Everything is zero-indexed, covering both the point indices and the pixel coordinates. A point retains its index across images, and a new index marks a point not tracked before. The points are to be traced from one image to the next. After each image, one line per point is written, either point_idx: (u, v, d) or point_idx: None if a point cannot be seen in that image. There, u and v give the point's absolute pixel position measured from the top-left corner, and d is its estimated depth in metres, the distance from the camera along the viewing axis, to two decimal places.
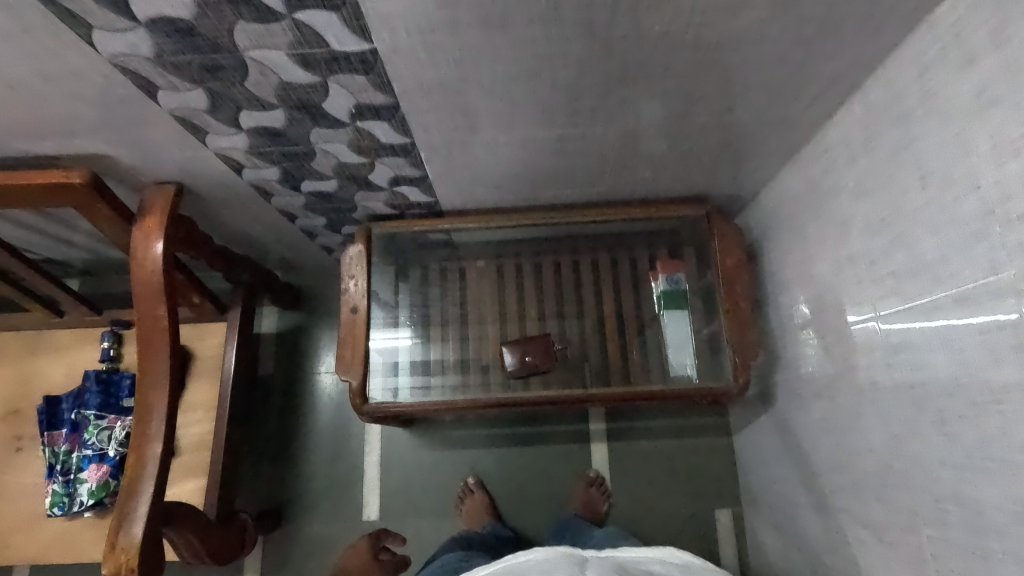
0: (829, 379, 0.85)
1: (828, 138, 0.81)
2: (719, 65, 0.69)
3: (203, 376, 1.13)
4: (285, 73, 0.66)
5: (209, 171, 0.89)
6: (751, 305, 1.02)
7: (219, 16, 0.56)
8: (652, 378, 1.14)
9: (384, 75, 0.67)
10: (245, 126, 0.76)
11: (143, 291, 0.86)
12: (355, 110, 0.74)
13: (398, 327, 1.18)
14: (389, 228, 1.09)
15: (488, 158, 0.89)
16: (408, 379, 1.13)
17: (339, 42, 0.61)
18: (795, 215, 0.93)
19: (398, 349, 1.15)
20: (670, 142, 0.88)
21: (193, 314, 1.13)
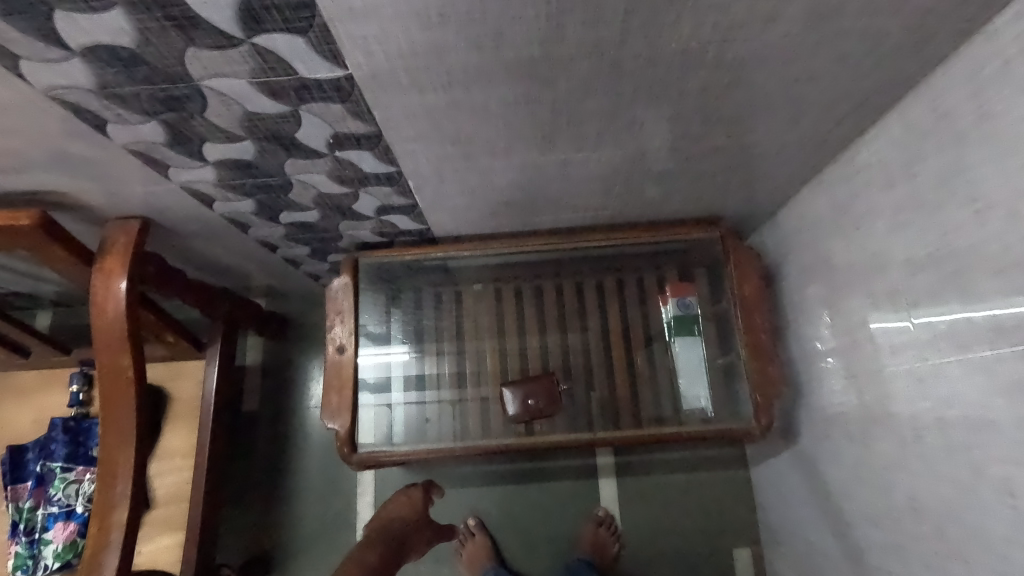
0: (863, 424, 0.77)
1: (858, 159, 0.74)
2: (741, 84, 0.61)
3: (181, 420, 1.06)
4: (250, 103, 0.58)
5: (177, 205, 0.81)
6: (772, 336, 0.95)
7: (166, 42, 0.48)
8: (664, 412, 1.06)
9: (364, 103, 0.59)
10: (211, 159, 0.68)
11: (105, 339, 0.79)
12: (333, 140, 0.66)
13: (390, 343, 1.10)
14: (377, 257, 1.01)
15: (484, 185, 0.81)
16: (401, 395, 1.08)
17: (308, 68, 0.53)
18: (820, 239, 0.85)
19: (391, 364, 1.08)
20: (682, 164, 0.80)
21: (168, 353, 1.05)
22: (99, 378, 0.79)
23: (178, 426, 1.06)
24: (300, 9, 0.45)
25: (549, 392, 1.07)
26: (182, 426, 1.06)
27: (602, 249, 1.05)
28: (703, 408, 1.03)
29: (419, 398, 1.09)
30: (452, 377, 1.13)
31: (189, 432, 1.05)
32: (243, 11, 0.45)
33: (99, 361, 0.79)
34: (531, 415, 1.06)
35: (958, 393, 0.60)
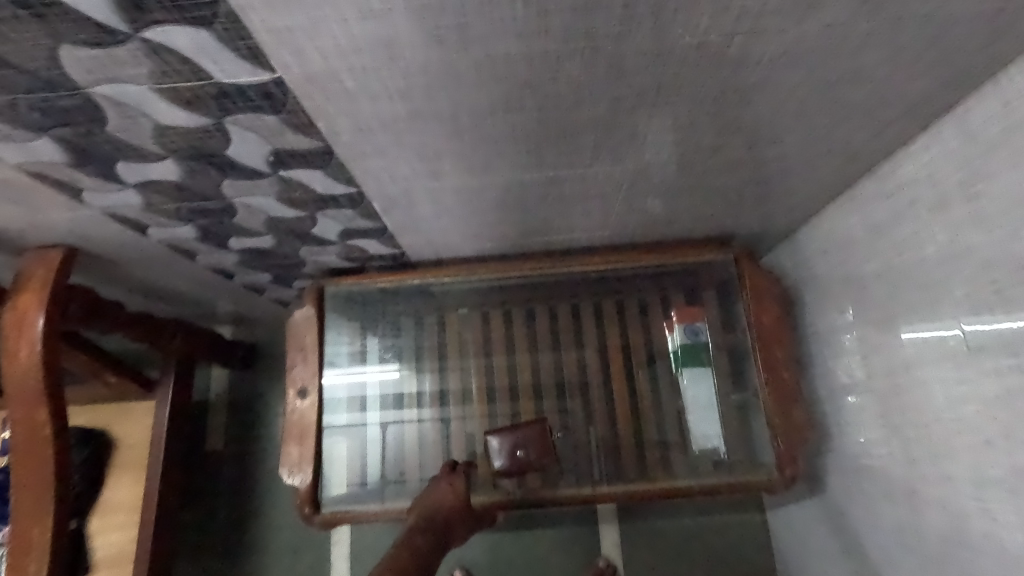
0: (910, 481, 0.66)
1: (901, 173, 0.63)
2: (769, 86, 0.50)
3: (128, 469, 0.95)
4: (159, 115, 0.46)
5: (105, 233, 0.69)
6: (793, 372, 0.83)
7: (28, 39, 0.37)
8: (671, 454, 0.94)
9: (304, 114, 0.48)
10: (130, 182, 0.57)
11: (16, 391, 0.67)
12: (274, 158, 0.55)
13: (366, 359, 0.99)
14: (346, 284, 0.90)
15: (460, 206, 0.70)
16: (377, 413, 1.00)
17: (224, 71, 0.41)
18: (850, 263, 0.74)
19: (366, 385, 0.99)
20: (693, 180, 0.69)
21: (114, 394, 0.93)
22: (12, 434, 0.68)
23: (124, 475, 0.95)
24: None
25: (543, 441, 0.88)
26: (129, 474, 0.94)
27: (601, 271, 0.93)
28: (715, 448, 0.92)
29: (398, 418, 1.01)
30: (434, 395, 1.03)
31: (136, 483, 0.94)
32: None
33: (12, 417, 0.68)
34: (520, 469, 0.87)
35: None
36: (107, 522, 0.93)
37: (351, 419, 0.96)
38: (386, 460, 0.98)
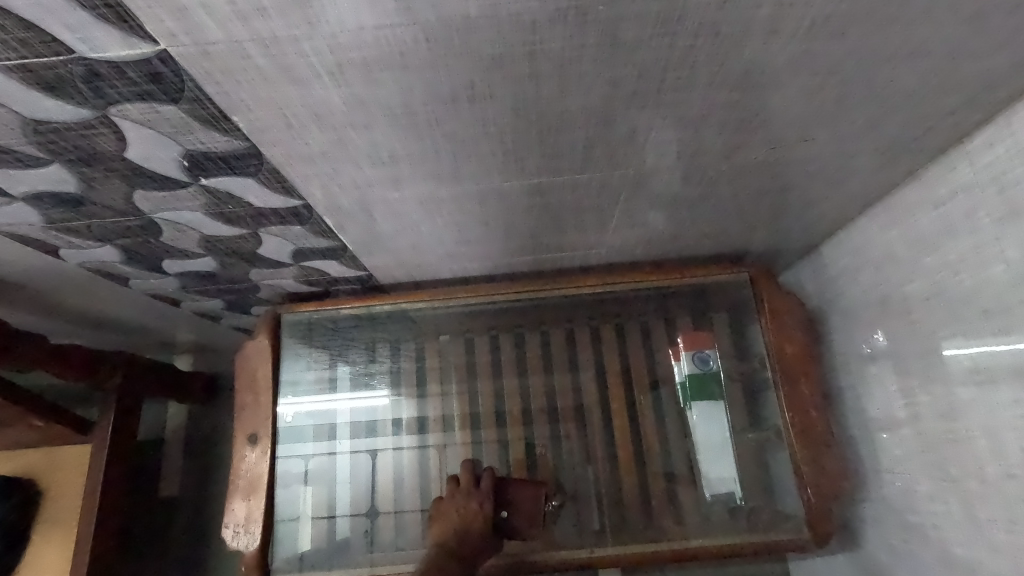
0: (973, 546, 0.54)
1: (956, 176, 0.52)
2: (804, 63, 0.40)
3: (57, 526, 0.83)
4: (23, 104, 0.36)
5: (9, 253, 0.58)
6: (821, 409, 0.72)
7: None
8: (680, 503, 0.82)
9: (211, 104, 0.37)
10: (16, 192, 0.47)
11: None
12: (188, 162, 0.44)
13: (336, 386, 0.88)
14: (303, 312, 0.78)
15: (430, 221, 0.59)
16: (348, 441, 0.90)
17: (86, 43, 0.31)
18: (887, 284, 0.63)
19: (336, 413, 0.88)
20: (705, 188, 0.59)
21: (44, 439, 0.82)
22: None
23: (50, 534, 0.83)
24: None
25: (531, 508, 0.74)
26: (57, 534, 0.82)
27: (599, 294, 0.82)
28: (730, 494, 0.80)
29: (370, 446, 0.91)
30: (411, 420, 0.92)
31: (67, 541, 0.82)
32: None
33: None
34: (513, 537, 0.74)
35: None
36: None
37: (318, 450, 0.86)
38: (359, 496, 0.88)
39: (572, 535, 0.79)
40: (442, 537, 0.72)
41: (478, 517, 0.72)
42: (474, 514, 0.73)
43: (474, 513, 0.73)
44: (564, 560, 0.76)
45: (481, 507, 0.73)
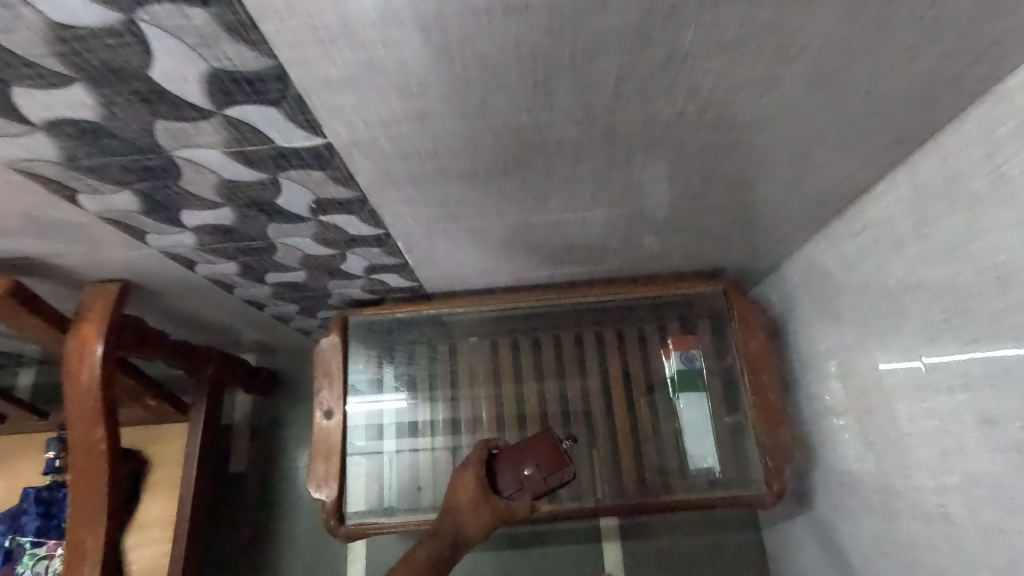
0: (884, 493, 0.72)
1: (864, 215, 0.71)
2: (740, 144, 0.59)
3: (162, 488, 1.02)
4: (226, 171, 0.55)
5: (158, 267, 0.77)
6: (780, 395, 0.90)
7: (132, 116, 0.46)
8: (669, 475, 1.00)
9: (345, 170, 0.56)
10: (189, 226, 0.66)
11: (76, 406, 0.75)
12: (315, 206, 0.63)
13: (383, 390, 1.05)
14: (366, 315, 0.97)
15: (474, 244, 0.78)
16: (393, 441, 1.04)
17: (285, 139, 0.50)
18: (826, 295, 0.82)
19: (384, 412, 1.04)
20: (683, 221, 0.77)
21: (150, 416, 1.02)
22: (70, 450, 0.75)
23: (157, 495, 1.02)
24: (271, 80, 0.43)
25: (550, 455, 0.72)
26: (162, 494, 1.01)
27: (603, 303, 1.01)
28: (710, 469, 0.98)
29: (411, 445, 1.05)
30: (446, 422, 1.08)
31: (169, 501, 1.01)
32: (210, 84, 0.43)
33: (71, 436, 0.75)
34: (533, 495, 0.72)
35: (992, 469, 0.55)
36: (141, 537, 0.99)
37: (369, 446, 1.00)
38: (403, 484, 1.01)
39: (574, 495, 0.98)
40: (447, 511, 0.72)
41: (470, 485, 0.71)
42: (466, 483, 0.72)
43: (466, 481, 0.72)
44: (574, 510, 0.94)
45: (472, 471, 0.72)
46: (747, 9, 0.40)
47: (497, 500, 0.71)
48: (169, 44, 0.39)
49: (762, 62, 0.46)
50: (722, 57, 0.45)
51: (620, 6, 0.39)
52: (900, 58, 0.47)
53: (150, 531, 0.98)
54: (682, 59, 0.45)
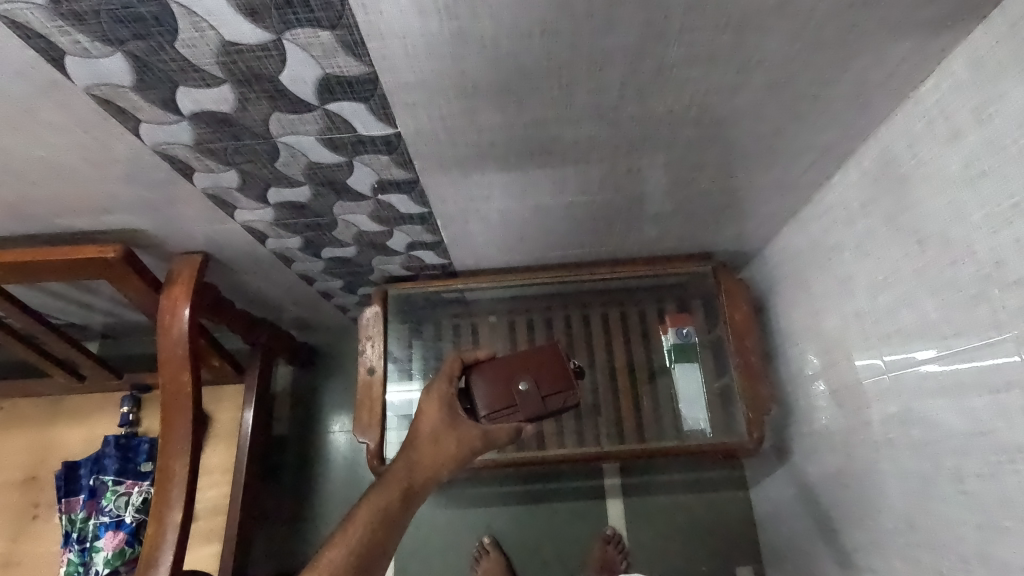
0: (843, 433, 0.86)
1: (826, 200, 0.85)
2: (719, 138, 0.73)
3: (221, 439, 1.22)
4: (314, 155, 0.71)
5: (236, 241, 0.93)
6: (761, 359, 1.04)
7: (257, 108, 0.62)
8: (666, 436, 1.09)
9: (406, 155, 0.72)
10: (272, 202, 0.81)
11: (168, 356, 0.89)
12: (377, 186, 0.79)
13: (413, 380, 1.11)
14: (404, 288, 1.11)
15: (499, 224, 0.92)
16: None
17: (366, 128, 0.66)
18: (798, 270, 0.96)
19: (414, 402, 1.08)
20: (676, 206, 0.91)
21: (214, 377, 1.20)
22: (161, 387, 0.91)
23: (217, 445, 1.23)
24: (366, 83, 0.58)
25: (540, 370, 0.89)
26: (221, 445, 1.22)
27: (607, 282, 1.15)
28: (702, 429, 1.07)
29: None
30: None
31: (227, 450, 1.22)
32: (321, 86, 0.59)
33: (162, 378, 0.90)
34: (523, 412, 0.86)
35: (919, 396, 0.70)
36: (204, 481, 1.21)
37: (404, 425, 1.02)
38: None
39: (575, 443, 1.10)
40: (416, 442, 0.82)
41: (439, 412, 0.84)
42: (434, 412, 0.84)
43: (435, 410, 0.84)
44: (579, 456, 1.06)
45: (446, 395, 0.85)
46: (716, 32, 0.55)
47: (464, 427, 0.83)
48: (300, 56, 0.54)
49: (729, 72, 0.61)
50: (700, 68, 0.60)
51: (623, 30, 0.54)
52: (835, 69, 0.62)
53: (211, 476, 1.20)
54: (669, 69, 0.60)
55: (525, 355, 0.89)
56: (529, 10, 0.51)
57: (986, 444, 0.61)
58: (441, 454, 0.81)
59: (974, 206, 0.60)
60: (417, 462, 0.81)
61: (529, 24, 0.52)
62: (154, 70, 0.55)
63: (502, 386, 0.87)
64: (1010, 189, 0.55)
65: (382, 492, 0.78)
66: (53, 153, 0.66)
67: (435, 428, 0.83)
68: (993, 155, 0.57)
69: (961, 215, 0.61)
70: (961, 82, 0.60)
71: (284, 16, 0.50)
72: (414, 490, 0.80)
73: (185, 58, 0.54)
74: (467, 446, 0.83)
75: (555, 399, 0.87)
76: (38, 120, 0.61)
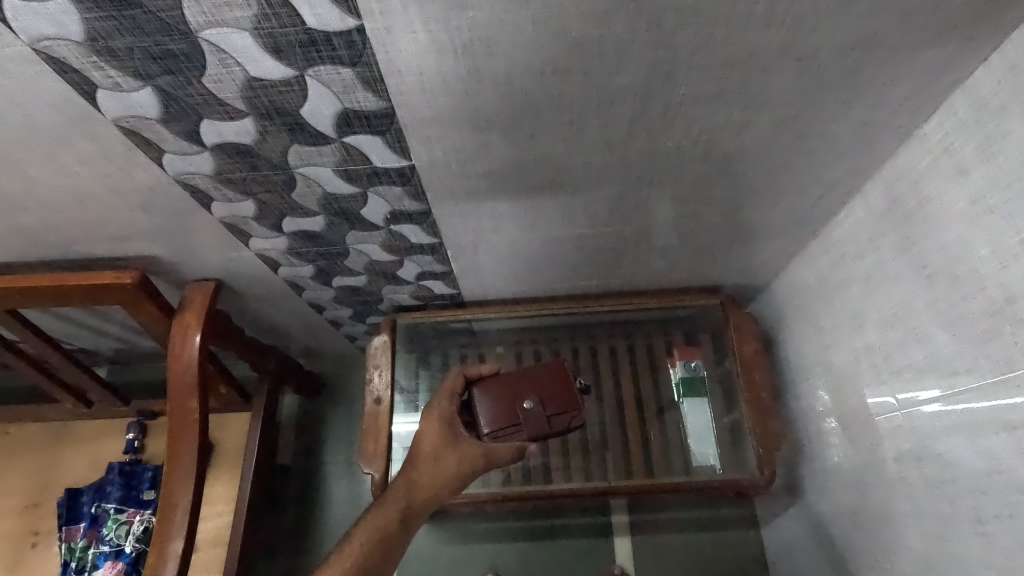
0: (857, 471, 0.84)
1: (834, 235, 0.86)
2: (726, 174, 0.74)
3: (225, 468, 1.22)
4: (330, 186, 0.73)
5: (249, 269, 0.94)
6: (772, 394, 1.02)
7: (277, 140, 0.64)
8: (674, 471, 1.06)
9: (420, 187, 0.73)
10: (286, 231, 0.83)
11: (176, 383, 0.89)
12: (390, 217, 0.80)
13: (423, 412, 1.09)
14: (413, 318, 1.11)
15: (509, 254, 0.93)
16: None
17: (381, 160, 0.68)
18: (806, 305, 0.95)
19: None
20: (684, 238, 0.92)
21: (221, 404, 1.21)
22: (167, 407, 0.90)
23: (221, 474, 1.21)
24: (383, 117, 0.60)
25: (550, 387, 0.88)
26: (225, 474, 1.21)
27: (616, 314, 1.14)
28: (712, 465, 1.05)
29: None
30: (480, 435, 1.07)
31: (230, 479, 1.21)
32: (340, 119, 0.61)
33: (169, 404, 0.90)
34: (530, 428, 0.85)
35: (934, 433, 0.69)
36: (208, 510, 1.19)
37: None
38: None
39: (581, 477, 1.08)
40: (415, 459, 0.81)
41: (440, 430, 0.82)
42: (434, 430, 0.82)
43: (436, 427, 0.82)
44: (584, 491, 1.03)
45: (447, 412, 0.84)
46: (723, 71, 0.57)
47: (467, 445, 0.81)
48: (321, 91, 0.56)
49: (734, 110, 0.63)
50: (707, 106, 0.62)
51: (632, 70, 0.56)
52: (839, 108, 0.64)
53: (215, 505, 1.18)
54: (678, 106, 0.62)
55: (532, 373, 0.89)
56: (543, 50, 0.53)
57: (1004, 483, 0.60)
58: (440, 474, 0.80)
59: (981, 242, 0.60)
60: (417, 480, 0.80)
61: (541, 63, 0.54)
62: (180, 103, 0.58)
63: (507, 404, 0.86)
64: (1018, 226, 0.56)
65: (381, 512, 0.77)
66: (76, 182, 0.68)
67: (435, 446, 0.81)
68: (998, 192, 0.58)
69: (970, 249, 0.62)
70: (963, 120, 0.61)
71: (308, 53, 0.52)
72: (413, 511, 0.79)
73: (211, 92, 0.56)
74: (469, 465, 0.81)
75: (561, 419, 0.86)
76: (67, 150, 0.63)
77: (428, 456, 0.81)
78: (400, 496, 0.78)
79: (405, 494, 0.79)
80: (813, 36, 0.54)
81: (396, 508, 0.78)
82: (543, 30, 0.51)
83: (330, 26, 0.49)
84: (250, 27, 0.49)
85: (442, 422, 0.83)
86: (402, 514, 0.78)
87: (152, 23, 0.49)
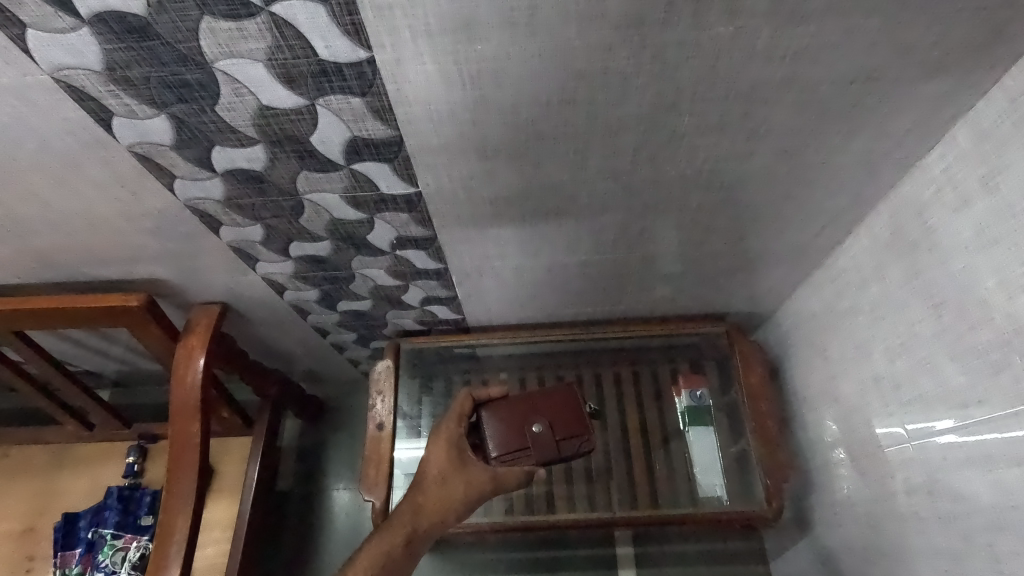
0: (867, 505, 0.82)
1: (840, 264, 0.86)
2: (730, 203, 0.75)
3: (224, 493, 1.20)
4: (336, 212, 0.74)
5: (255, 292, 0.94)
6: (779, 424, 1.01)
7: (287, 166, 0.65)
8: (680, 502, 1.04)
9: (426, 213, 0.74)
10: (293, 255, 0.84)
11: (179, 408, 0.89)
12: (395, 242, 0.81)
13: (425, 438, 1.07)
14: (417, 343, 1.11)
15: (513, 280, 0.93)
16: None
17: (389, 187, 0.68)
18: (812, 333, 0.95)
19: None
20: (689, 265, 0.92)
21: (222, 428, 1.20)
22: (171, 431, 0.90)
23: (220, 499, 1.20)
24: (391, 145, 0.61)
25: (559, 413, 0.87)
26: (224, 500, 1.20)
27: (620, 342, 1.13)
28: (718, 496, 1.03)
29: None
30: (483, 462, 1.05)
31: (229, 505, 1.20)
32: (349, 147, 0.62)
33: (172, 429, 0.90)
34: (538, 453, 0.84)
35: (946, 466, 0.67)
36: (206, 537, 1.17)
37: None
38: None
39: (585, 507, 1.06)
40: (422, 483, 0.79)
41: (448, 454, 0.81)
42: (442, 451, 0.81)
43: (443, 450, 0.81)
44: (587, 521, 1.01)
45: (455, 435, 0.83)
46: (725, 104, 0.58)
47: (474, 470, 0.80)
48: (331, 120, 0.58)
49: (737, 141, 0.63)
50: (712, 136, 0.62)
51: (636, 101, 0.57)
52: (841, 139, 0.64)
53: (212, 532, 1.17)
54: (681, 137, 0.62)
55: (541, 397, 0.88)
56: (548, 82, 0.54)
57: (1019, 519, 0.58)
58: (447, 499, 0.78)
59: (987, 272, 0.60)
60: (422, 504, 0.78)
61: (547, 94, 0.56)
62: (193, 130, 0.59)
63: (516, 428, 0.86)
64: None
65: (385, 539, 0.76)
66: (89, 207, 0.70)
67: (443, 470, 0.80)
68: (1001, 223, 0.58)
69: (977, 279, 0.62)
70: (964, 152, 0.62)
71: (319, 84, 0.53)
72: (418, 536, 0.77)
73: (223, 120, 0.58)
74: (476, 490, 0.79)
75: (569, 443, 0.86)
76: (80, 175, 0.64)
77: (435, 480, 0.79)
78: (404, 522, 0.77)
79: (410, 520, 0.77)
80: (813, 69, 0.55)
81: (401, 534, 0.76)
82: (549, 62, 0.52)
83: (342, 58, 0.50)
84: (264, 59, 0.50)
85: (450, 445, 0.82)
86: (407, 539, 0.76)
87: (169, 54, 0.50)
